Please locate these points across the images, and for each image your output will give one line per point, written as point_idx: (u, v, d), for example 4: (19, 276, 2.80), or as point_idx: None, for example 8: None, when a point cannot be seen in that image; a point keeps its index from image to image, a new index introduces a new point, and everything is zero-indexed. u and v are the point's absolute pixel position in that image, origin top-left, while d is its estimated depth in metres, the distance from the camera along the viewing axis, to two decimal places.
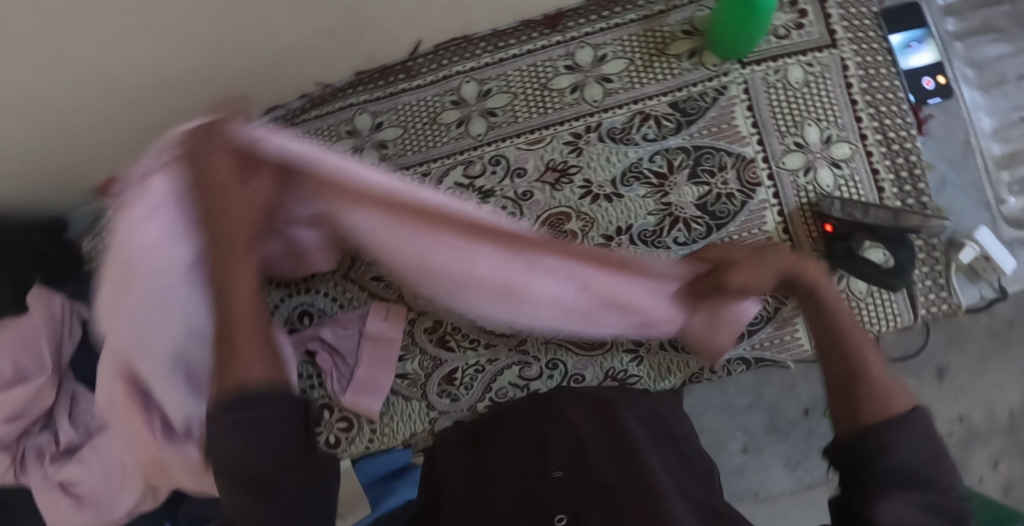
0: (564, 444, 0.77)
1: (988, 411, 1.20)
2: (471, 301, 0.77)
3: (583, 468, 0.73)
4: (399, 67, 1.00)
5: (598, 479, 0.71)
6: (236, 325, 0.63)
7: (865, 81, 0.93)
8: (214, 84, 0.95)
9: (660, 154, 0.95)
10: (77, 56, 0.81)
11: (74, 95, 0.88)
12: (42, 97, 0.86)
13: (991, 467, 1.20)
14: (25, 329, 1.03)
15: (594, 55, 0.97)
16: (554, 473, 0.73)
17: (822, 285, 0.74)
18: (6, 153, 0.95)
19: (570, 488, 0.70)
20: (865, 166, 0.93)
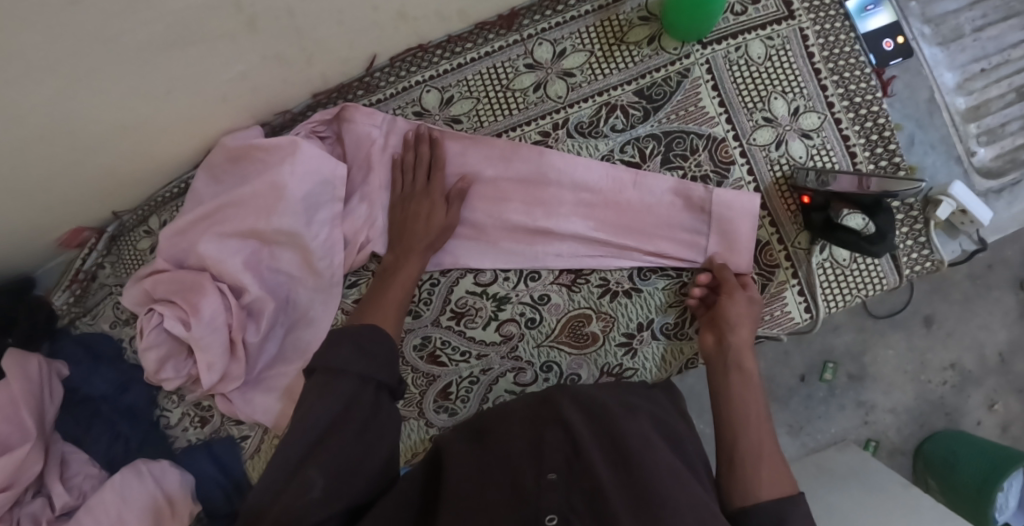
0: (560, 446, 0.68)
1: (978, 351, 1.21)
2: (506, 241, 0.94)
3: (580, 469, 0.65)
4: (356, 84, 0.98)
5: (592, 484, 0.63)
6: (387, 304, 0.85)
7: (827, 49, 0.93)
8: (168, 121, 0.92)
9: (631, 144, 0.94)
10: (19, 115, 0.78)
11: (21, 153, 0.85)
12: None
13: (988, 409, 1.21)
14: (3, 399, 1.00)
15: (553, 51, 0.96)
16: (548, 475, 0.64)
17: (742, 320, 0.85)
18: None
19: (564, 497, 0.62)
20: (835, 133, 0.93)
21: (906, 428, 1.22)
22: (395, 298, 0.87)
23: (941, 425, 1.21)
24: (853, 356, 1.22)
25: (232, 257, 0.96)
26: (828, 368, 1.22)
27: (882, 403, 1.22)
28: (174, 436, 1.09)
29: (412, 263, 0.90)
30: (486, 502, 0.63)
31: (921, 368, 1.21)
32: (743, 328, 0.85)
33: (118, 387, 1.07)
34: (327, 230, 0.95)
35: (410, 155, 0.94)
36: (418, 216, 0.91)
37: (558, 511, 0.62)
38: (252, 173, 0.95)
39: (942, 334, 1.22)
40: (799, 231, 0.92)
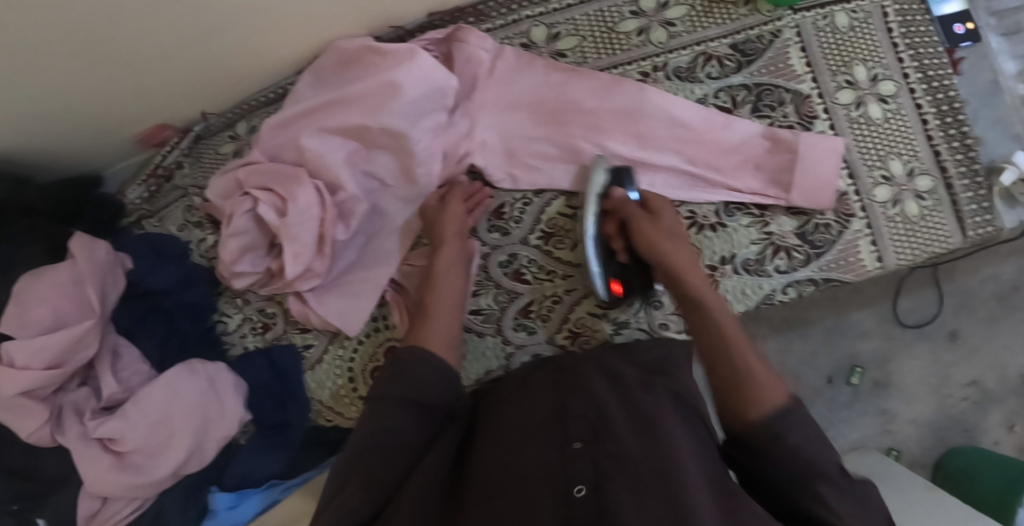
0: (584, 415, 0.73)
1: (999, 370, 1.31)
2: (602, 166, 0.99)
3: (606, 440, 0.69)
4: (470, 10, 1.05)
5: (619, 450, 0.68)
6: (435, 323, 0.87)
7: (904, 26, 1.02)
8: (290, 15, 0.96)
9: (724, 91, 1.01)
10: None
11: (150, 17, 0.86)
12: (115, 15, 0.84)
13: (1007, 429, 1.31)
14: (66, 275, 0.97)
15: (657, 1, 1.03)
16: (574, 444, 0.69)
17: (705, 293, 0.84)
18: (65, 85, 0.92)
19: (597, 462, 0.67)
20: (909, 101, 1.01)
21: (924, 440, 1.32)
22: (436, 319, 0.88)
23: (959, 440, 1.31)
24: (879, 364, 1.33)
25: (332, 153, 0.99)
26: (854, 373, 1.33)
27: (903, 413, 1.33)
28: (230, 343, 1.07)
29: (444, 263, 0.92)
30: (525, 473, 0.68)
31: (944, 383, 1.32)
32: (676, 244, 0.90)
33: (181, 283, 1.05)
34: (429, 136, 0.99)
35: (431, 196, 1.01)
36: (443, 202, 0.97)
37: (589, 480, 0.65)
38: (361, 76, 0.99)
39: (966, 351, 1.31)
40: (876, 185, 0.98)
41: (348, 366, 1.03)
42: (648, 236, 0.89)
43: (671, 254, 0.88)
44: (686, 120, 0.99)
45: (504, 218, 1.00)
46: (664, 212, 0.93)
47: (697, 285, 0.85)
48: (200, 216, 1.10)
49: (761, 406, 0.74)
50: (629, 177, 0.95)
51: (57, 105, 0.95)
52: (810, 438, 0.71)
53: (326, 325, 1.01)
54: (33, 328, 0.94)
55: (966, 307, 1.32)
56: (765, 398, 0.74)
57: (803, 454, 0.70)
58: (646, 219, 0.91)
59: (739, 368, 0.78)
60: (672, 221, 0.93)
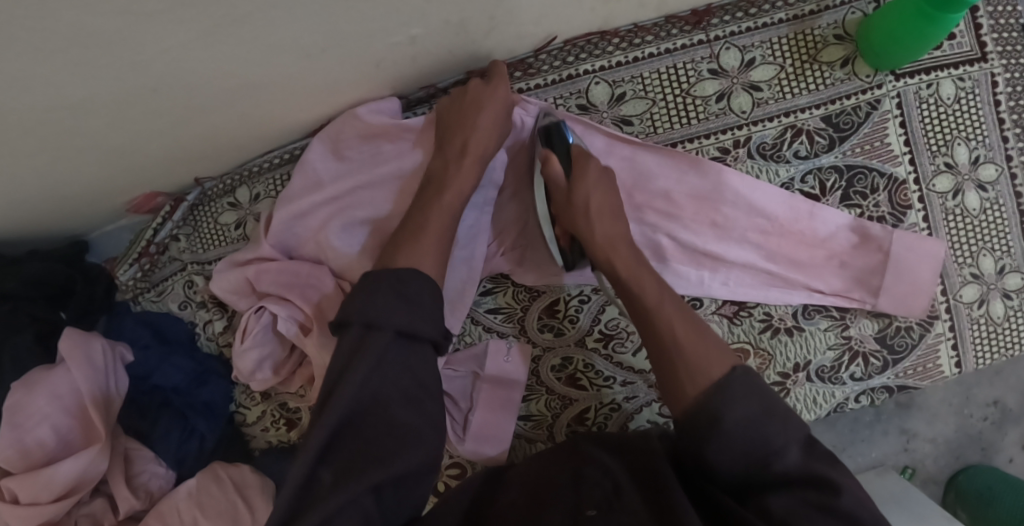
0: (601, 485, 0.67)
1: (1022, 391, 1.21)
2: (671, 257, 0.89)
3: (616, 509, 0.64)
4: (517, 64, 0.88)
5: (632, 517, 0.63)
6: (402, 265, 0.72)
7: (1014, 98, 0.89)
8: (300, 87, 0.79)
9: (811, 174, 0.88)
10: (154, 64, 0.65)
11: (128, 103, 0.70)
12: (83, 106, 0.68)
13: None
14: (63, 382, 0.87)
15: (740, 59, 0.88)
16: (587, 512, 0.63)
17: (617, 256, 0.76)
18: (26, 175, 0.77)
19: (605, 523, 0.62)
20: (1010, 189, 0.90)
21: (941, 457, 1.23)
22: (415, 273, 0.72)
23: (976, 458, 1.23)
24: None
25: (359, 249, 0.86)
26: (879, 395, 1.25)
27: (924, 431, 1.23)
28: (250, 435, 0.97)
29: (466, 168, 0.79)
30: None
31: (966, 402, 1.22)
32: (599, 219, 0.77)
33: (192, 379, 0.94)
34: (475, 214, 0.87)
35: (451, 154, 0.80)
36: (478, 107, 0.80)
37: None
38: (391, 155, 0.85)
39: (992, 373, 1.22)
40: (964, 285, 0.90)
41: None
42: (572, 217, 0.78)
43: (597, 234, 0.77)
44: (766, 205, 0.87)
45: (557, 318, 0.90)
46: (586, 174, 0.78)
47: (618, 255, 0.76)
48: (204, 296, 0.96)
49: (695, 384, 0.66)
50: (562, 132, 0.83)
51: (15, 192, 0.79)
52: (749, 421, 0.63)
53: None
54: (35, 455, 0.85)
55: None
56: (698, 371, 0.66)
57: (747, 431, 0.62)
58: (563, 198, 0.79)
59: (695, 349, 0.68)
60: (603, 195, 0.78)
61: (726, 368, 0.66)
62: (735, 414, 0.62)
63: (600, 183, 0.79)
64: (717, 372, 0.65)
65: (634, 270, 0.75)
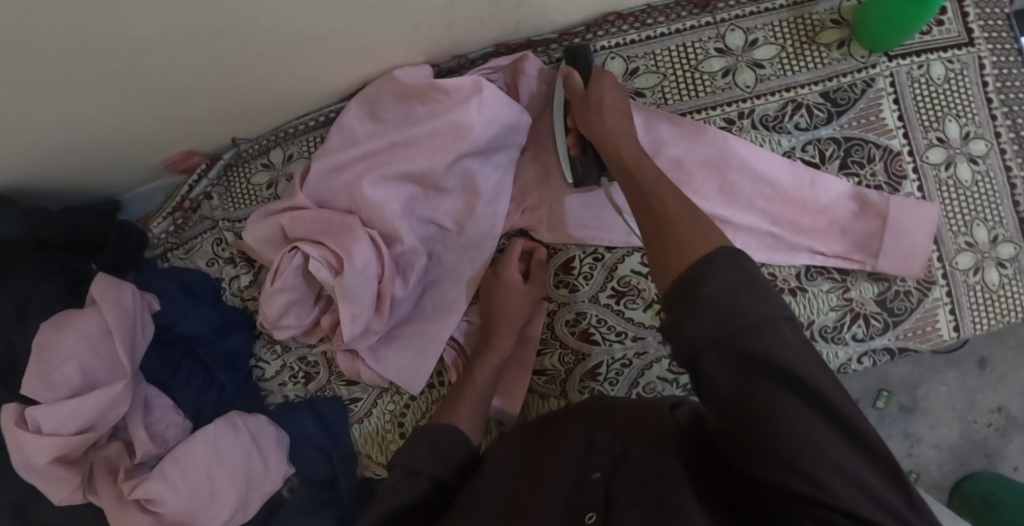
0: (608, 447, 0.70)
1: None
2: None
3: (623, 474, 0.66)
4: (541, 40, 0.93)
5: (640, 474, 0.65)
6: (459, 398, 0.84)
7: (1000, 80, 0.95)
8: (344, 43, 0.84)
9: (811, 144, 0.94)
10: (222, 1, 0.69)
11: (190, 43, 0.75)
12: (152, 42, 0.72)
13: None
14: (93, 326, 0.87)
15: (745, 39, 0.94)
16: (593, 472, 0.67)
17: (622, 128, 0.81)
18: (86, 115, 0.80)
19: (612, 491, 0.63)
20: (999, 163, 0.95)
21: (945, 463, 1.27)
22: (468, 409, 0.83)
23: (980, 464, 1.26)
24: (909, 387, 1.29)
25: (390, 201, 0.89)
26: (882, 396, 1.29)
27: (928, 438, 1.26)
28: (267, 390, 0.98)
29: (507, 334, 0.89)
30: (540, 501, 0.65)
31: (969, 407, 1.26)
32: (609, 114, 0.82)
33: (216, 329, 0.96)
34: (500, 173, 0.91)
35: (488, 275, 0.92)
36: (505, 264, 0.91)
37: (601, 507, 0.62)
38: (424, 115, 0.89)
39: (993, 378, 1.26)
40: (959, 252, 0.95)
41: (399, 421, 0.96)
42: (586, 115, 0.84)
43: (606, 126, 0.81)
44: (770, 174, 0.93)
45: (571, 274, 0.93)
46: (601, 82, 0.85)
47: (624, 139, 0.80)
48: (232, 252, 0.99)
49: (684, 259, 0.62)
50: (585, 54, 0.90)
51: (67, 133, 0.82)
52: (735, 283, 0.57)
53: (380, 379, 0.94)
54: (59, 389, 0.85)
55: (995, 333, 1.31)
56: (689, 247, 0.62)
57: (727, 296, 0.57)
58: (578, 100, 0.85)
59: (688, 231, 0.64)
60: (613, 95, 0.84)
61: (715, 245, 0.62)
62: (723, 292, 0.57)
63: (609, 96, 0.84)
64: (705, 246, 0.62)
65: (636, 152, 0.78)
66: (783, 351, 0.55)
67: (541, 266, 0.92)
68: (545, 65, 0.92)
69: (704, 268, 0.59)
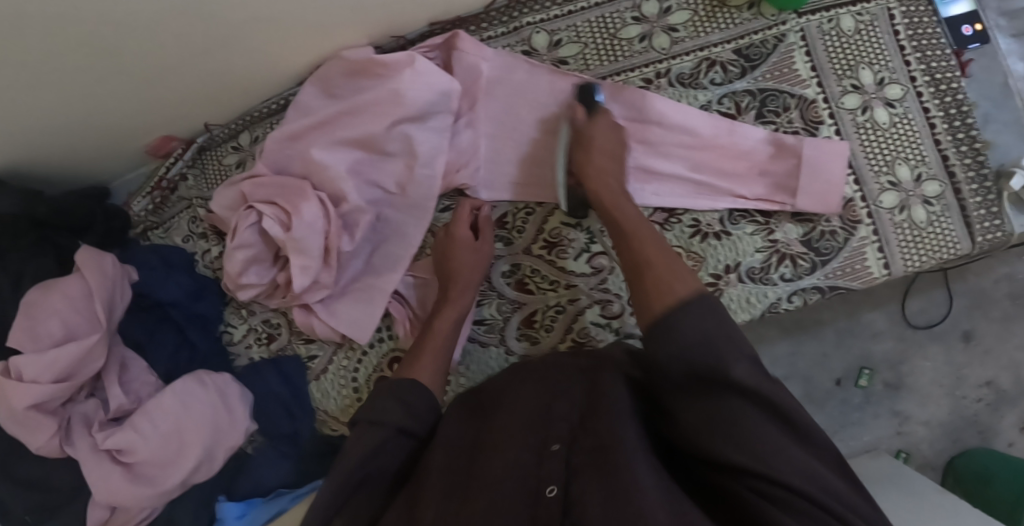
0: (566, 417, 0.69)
1: (1015, 371, 1.32)
2: None
3: (581, 441, 0.66)
4: (470, 19, 1.02)
5: (599, 442, 0.65)
6: (424, 348, 0.87)
7: (911, 29, 1.00)
8: (288, 35, 0.94)
9: (727, 97, 0.99)
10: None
11: (149, 34, 0.84)
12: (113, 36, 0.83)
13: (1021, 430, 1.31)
14: (76, 290, 0.98)
15: (659, 7, 1.01)
16: (554, 445, 0.66)
17: (608, 184, 0.88)
18: (69, 108, 0.92)
19: (573, 463, 0.63)
20: (917, 105, 0.99)
21: (938, 442, 1.33)
22: (432, 356, 0.86)
23: (973, 440, 1.32)
24: (892, 365, 1.34)
25: (337, 164, 0.97)
26: (863, 374, 1.35)
27: (916, 415, 1.34)
28: (235, 354, 1.07)
29: (463, 288, 0.93)
30: (501, 475, 0.65)
31: (957, 384, 1.33)
32: (594, 150, 0.90)
33: (190, 294, 1.05)
34: (438, 136, 0.98)
35: (444, 237, 0.96)
36: (455, 223, 0.96)
37: (561, 480, 0.63)
38: (368, 87, 0.97)
39: (979, 352, 1.33)
40: (883, 192, 0.98)
41: (352, 376, 1.03)
42: (577, 152, 0.91)
43: (590, 161, 0.90)
44: (691, 124, 0.98)
45: (506, 229, 1.00)
46: (596, 122, 0.93)
47: (606, 190, 0.87)
48: (204, 228, 1.10)
49: (658, 303, 0.70)
50: (593, 92, 0.97)
51: (58, 122, 0.94)
52: (697, 338, 0.65)
53: (333, 332, 1.01)
54: (43, 341, 0.95)
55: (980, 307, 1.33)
56: (668, 291, 0.71)
57: (698, 340, 0.65)
58: (580, 129, 0.93)
59: (669, 270, 0.74)
60: (605, 134, 0.91)
61: (689, 288, 0.70)
62: (691, 327, 0.66)
63: (606, 132, 0.91)
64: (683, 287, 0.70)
65: (613, 194, 0.87)
66: (742, 381, 0.63)
67: (487, 223, 0.97)
68: (474, 39, 1.00)
69: (673, 315, 0.67)
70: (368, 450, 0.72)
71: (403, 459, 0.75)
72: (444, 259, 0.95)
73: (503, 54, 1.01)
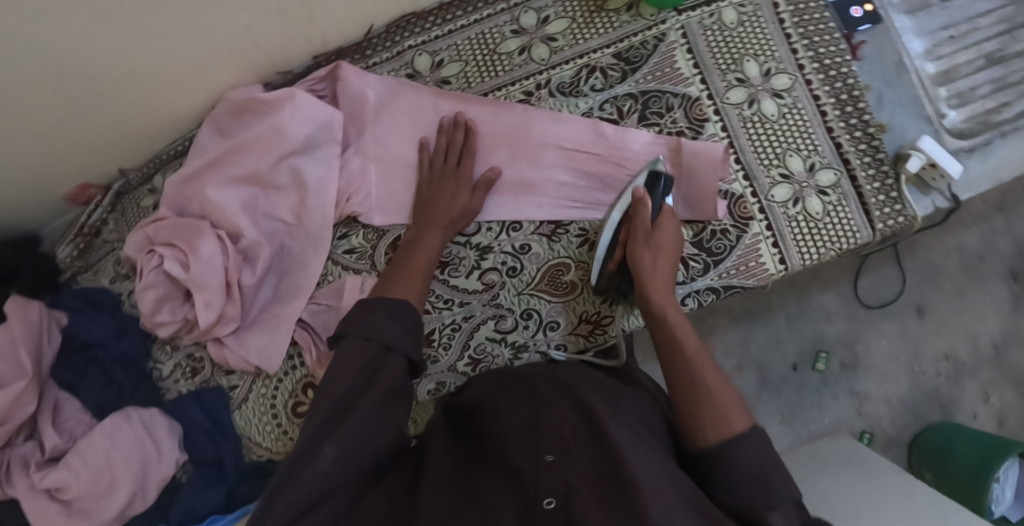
0: (563, 431, 0.70)
1: (971, 341, 1.28)
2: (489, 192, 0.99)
3: (580, 492, 0.62)
4: (354, 48, 1.04)
5: (618, 467, 0.64)
6: (408, 270, 0.88)
7: (797, 15, 0.98)
8: (176, 80, 0.98)
9: (609, 102, 0.99)
10: (49, 49, 0.85)
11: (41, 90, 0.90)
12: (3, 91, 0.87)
13: (984, 401, 1.27)
14: (2, 339, 1.01)
15: (537, 18, 1.02)
16: (547, 458, 0.65)
17: (661, 289, 0.84)
18: None
19: (574, 483, 0.62)
20: (806, 93, 0.97)
21: (900, 419, 1.28)
22: (417, 278, 0.87)
23: (933, 415, 1.27)
24: (847, 344, 1.29)
25: (231, 202, 1.00)
26: (820, 357, 1.29)
27: (876, 393, 1.28)
28: (165, 388, 1.09)
29: (453, 213, 0.94)
30: (494, 491, 0.64)
31: (915, 359, 1.28)
32: (661, 261, 0.86)
33: (113, 334, 1.09)
34: (325, 167, 1.00)
35: (450, 168, 0.96)
36: (470, 153, 0.97)
37: (559, 494, 0.62)
38: (254, 125, 1.00)
39: (935, 325, 1.29)
40: (774, 186, 0.95)
41: (271, 403, 1.05)
42: (638, 250, 0.87)
43: (656, 272, 0.85)
44: (570, 134, 0.98)
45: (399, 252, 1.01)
46: (668, 222, 0.88)
47: (662, 295, 0.83)
48: (128, 268, 1.13)
49: (707, 438, 0.72)
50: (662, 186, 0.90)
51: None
52: (756, 463, 0.68)
53: (245, 364, 1.03)
54: None
55: (931, 279, 1.29)
56: (722, 425, 0.72)
57: (754, 467, 0.68)
58: (642, 233, 0.87)
59: (707, 402, 0.74)
60: (671, 241, 0.87)
61: (747, 423, 0.72)
62: (748, 457, 0.69)
63: (671, 241, 0.87)
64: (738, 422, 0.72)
65: (678, 316, 0.82)
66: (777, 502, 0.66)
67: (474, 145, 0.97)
68: (355, 66, 1.01)
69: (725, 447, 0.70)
70: (327, 483, 0.66)
71: (359, 473, 0.69)
72: (437, 185, 0.96)
73: (386, 78, 1.02)
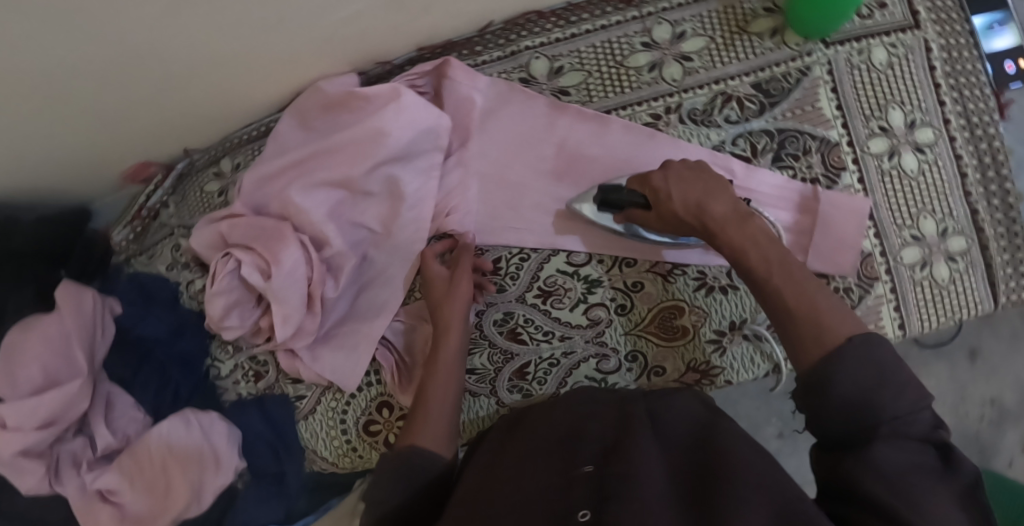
0: (603, 434, 0.64)
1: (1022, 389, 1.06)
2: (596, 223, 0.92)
3: (619, 493, 0.55)
4: (465, 43, 0.95)
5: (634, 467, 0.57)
6: (424, 411, 0.73)
7: (948, 64, 0.92)
8: (266, 60, 0.85)
9: (743, 137, 0.91)
10: (135, 30, 0.70)
11: (112, 72, 0.76)
12: (76, 66, 0.73)
13: None
14: (53, 330, 0.91)
15: (672, 32, 0.93)
16: (584, 466, 0.59)
17: (728, 230, 0.71)
18: (35, 141, 0.83)
19: (605, 484, 0.56)
20: (948, 151, 0.91)
21: None
22: (436, 419, 0.72)
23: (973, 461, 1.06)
24: None
25: (319, 206, 0.91)
26: None
27: None
28: (223, 389, 0.99)
29: (455, 314, 0.82)
30: (524, 492, 0.58)
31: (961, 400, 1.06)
32: (678, 185, 0.76)
33: (171, 330, 0.98)
34: (422, 179, 0.92)
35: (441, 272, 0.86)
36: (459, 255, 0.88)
37: (595, 503, 0.55)
38: (347, 122, 0.91)
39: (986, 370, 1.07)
40: (905, 246, 0.91)
41: (340, 418, 0.95)
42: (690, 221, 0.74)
43: (687, 202, 0.74)
44: None
45: (499, 274, 0.93)
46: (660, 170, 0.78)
47: (716, 216, 0.72)
48: (188, 257, 1.02)
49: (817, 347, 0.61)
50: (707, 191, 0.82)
51: (24, 162, 0.87)
52: (862, 391, 0.57)
53: (318, 378, 0.94)
54: (22, 388, 0.89)
55: (988, 322, 1.07)
56: (816, 335, 0.61)
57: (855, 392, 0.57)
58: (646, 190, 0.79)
59: (797, 297, 0.64)
60: (685, 174, 0.77)
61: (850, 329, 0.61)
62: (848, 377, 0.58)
63: (689, 172, 0.77)
64: (835, 339, 0.60)
65: (741, 232, 0.70)
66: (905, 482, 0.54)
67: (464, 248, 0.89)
68: (465, 65, 0.92)
69: (827, 366, 0.59)
70: None
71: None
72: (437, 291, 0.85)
73: (497, 83, 0.94)
